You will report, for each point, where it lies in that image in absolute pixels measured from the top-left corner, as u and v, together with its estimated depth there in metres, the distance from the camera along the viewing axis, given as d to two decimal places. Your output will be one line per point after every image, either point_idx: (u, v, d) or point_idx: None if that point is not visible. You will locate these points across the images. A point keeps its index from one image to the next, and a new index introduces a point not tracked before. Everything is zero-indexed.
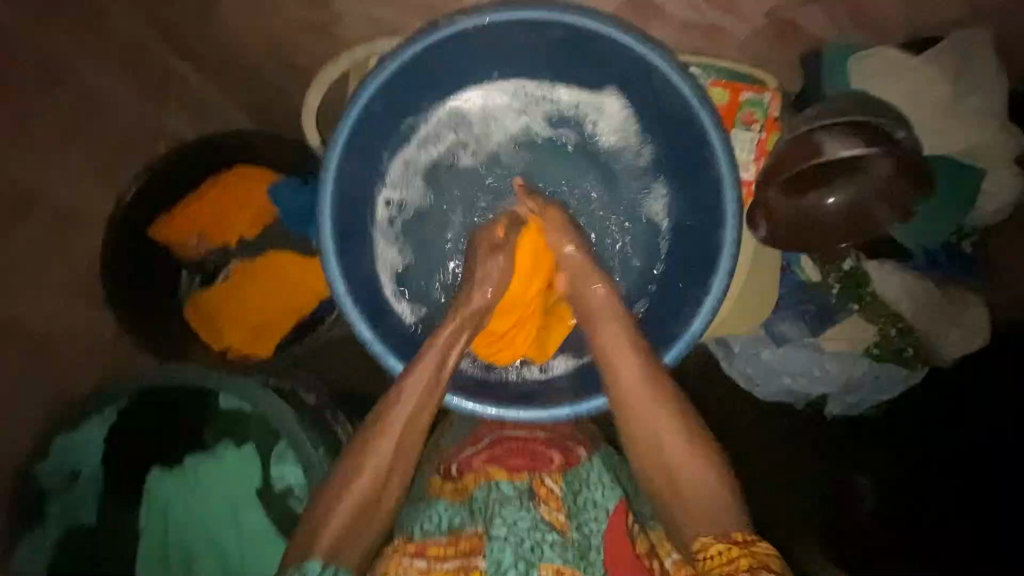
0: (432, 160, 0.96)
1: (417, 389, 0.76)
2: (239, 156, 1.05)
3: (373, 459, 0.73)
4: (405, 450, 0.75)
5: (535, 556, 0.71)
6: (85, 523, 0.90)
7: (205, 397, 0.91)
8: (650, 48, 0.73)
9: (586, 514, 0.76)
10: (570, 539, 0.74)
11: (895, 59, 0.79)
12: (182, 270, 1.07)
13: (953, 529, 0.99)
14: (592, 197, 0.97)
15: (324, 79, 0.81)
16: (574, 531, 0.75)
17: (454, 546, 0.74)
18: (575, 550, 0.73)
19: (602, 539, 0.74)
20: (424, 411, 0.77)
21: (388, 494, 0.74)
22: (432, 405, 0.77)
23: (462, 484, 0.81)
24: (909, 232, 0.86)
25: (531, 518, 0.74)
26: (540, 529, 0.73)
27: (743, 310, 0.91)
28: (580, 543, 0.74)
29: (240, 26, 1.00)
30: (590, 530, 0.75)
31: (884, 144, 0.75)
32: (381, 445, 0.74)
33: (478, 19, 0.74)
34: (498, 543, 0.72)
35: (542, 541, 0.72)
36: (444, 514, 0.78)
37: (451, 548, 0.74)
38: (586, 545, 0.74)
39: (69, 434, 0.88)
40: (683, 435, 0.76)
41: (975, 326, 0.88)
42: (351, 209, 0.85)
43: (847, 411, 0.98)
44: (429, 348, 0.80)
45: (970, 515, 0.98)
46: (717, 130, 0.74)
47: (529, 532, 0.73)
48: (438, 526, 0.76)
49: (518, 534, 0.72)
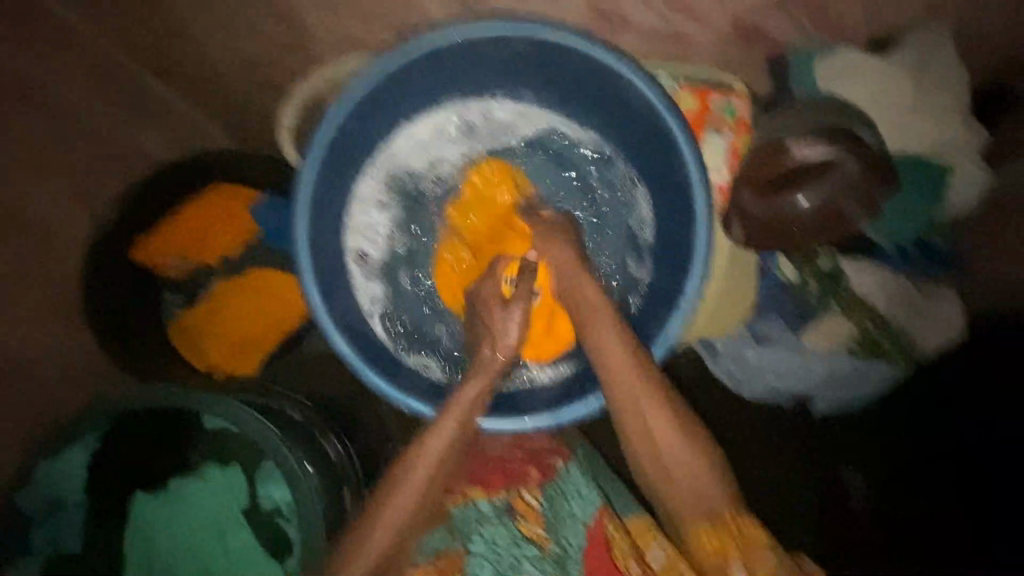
0: (398, 198, 0.96)
1: (451, 428, 0.78)
2: (217, 176, 1.05)
3: (411, 484, 0.74)
4: (439, 482, 0.76)
5: (514, 569, 0.73)
6: (69, 552, 0.86)
7: (190, 418, 0.89)
8: (616, 58, 0.74)
9: (567, 528, 0.76)
10: (549, 553, 0.74)
11: (857, 60, 0.81)
12: (164, 291, 1.04)
13: (942, 518, 0.98)
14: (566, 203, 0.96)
15: (299, 97, 0.87)
16: (555, 543, 0.75)
17: (436, 567, 0.73)
18: (554, 562, 0.73)
19: (582, 555, 0.74)
20: (457, 443, 0.78)
21: (419, 521, 0.74)
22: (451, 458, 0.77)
23: (441, 506, 0.80)
24: (881, 227, 0.89)
25: (509, 534, 0.75)
26: (519, 544, 0.74)
27: (723, 313, 0.94)
28: (561, 554, 0.74)
29: (207, 46, 0.96)
30: (569, 543, 0.75)
31: (847, 145, 0.78)
32: (418, 469, 0.75)
33: (446, 34, 0.75)
34: (477, 558, 0.74)
35: (521, 556, 0.73)
36: (426, 538, 0.75)
37: (434, 571, 0.73)
38: (566, 557, 0.74)
39: (56, 459, 0.87)
40: (667, 414, 0.72)
41: (949, 319, 0.90)
42: (324, 225, 0.85)
43: (832, 407, 0.99)
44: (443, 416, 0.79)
45: (964, 498, 0.96)
46: (687, 134, 0.75)
47: (507, 548, 0.74)
48: (421, 548, 0.75)
49: (497, 553, 0.74)
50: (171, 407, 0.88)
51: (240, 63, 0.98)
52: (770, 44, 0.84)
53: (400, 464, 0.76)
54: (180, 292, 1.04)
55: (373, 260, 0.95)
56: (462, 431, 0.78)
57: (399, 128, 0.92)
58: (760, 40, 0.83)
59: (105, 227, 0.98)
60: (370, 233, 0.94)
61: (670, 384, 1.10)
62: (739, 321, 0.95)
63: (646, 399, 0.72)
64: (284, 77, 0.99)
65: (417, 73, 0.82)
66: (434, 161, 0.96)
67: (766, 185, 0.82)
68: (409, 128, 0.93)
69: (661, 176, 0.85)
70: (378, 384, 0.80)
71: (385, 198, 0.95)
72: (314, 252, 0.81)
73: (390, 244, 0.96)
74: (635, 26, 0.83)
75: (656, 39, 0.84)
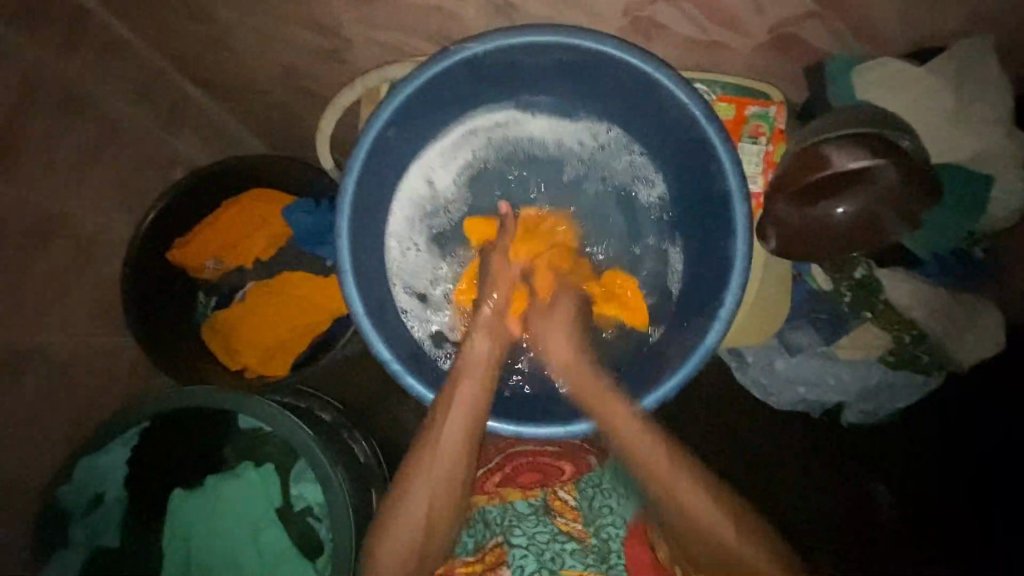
0: (439, 211, 0.98)
1: (412, 521, 0.72)
2: (251, 180, 1.07)
3: (410, 513, 0.72)
4: (427, 548, 0.72)
5: (556, 564, 0.74)
6: (109, 545, 0.89)
7: (225, 418, 0.91)
8: (657, 69, 0.74)
9: (604, 521, 0.76)
10: (589, 546, 0.75)
11: (897, 69, 0.79)
12: (197, 293, 1.10)
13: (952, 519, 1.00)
14: (600, 195, 0.99)
15: (341, 103, 0.82)
16: (594, 536, 0.76)
17: (481, 561, 0.76)
18: (596, 555, 0.74)
19: (621, 545, 0.74)
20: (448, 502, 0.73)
21: None
22: (427, 548, 0.72)
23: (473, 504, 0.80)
24: (919, 240, 0.87)
25: (550, 529, 0.76)
26: (559, 539, 0.75)
27: (758, 322, 0.93)
28: (601, 547, 0.75)
29: (242, 53, 0.98)
30: (608, 535, 0.75)
31: (888, 153, 0.76)
32: (396, 527, 0.72)
33: (488, 44, 0.76)
34: (520, 551, 0.74)
35: (562, 551, 0.75)
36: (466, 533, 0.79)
37: (478, 563, 0.76)
38: (607, 550, 0.74)
39: (95, 455, 0.88)
40: (641, 437, 0.72)
41: (989, 332, 0.88)
42: (364, 230, 0.85)
43: (866, 417, 0.98)
44: (398, 497, 0.73)
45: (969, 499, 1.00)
46: (727, 146, 0.75)
47: (548, 544, 0.75)
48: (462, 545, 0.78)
49: (540, 547, 0.74)
50: (209, 408, 0.90)
51: (274, 69, 1.00)
52: (805, 53, 0.83)
53: (372, 544, 0.73)
54: (212, 294, 1.10)
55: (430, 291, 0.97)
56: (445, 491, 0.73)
57: (424, 151, 0.94)
58: (796, 49, 0.83)
59: (142, 232, 0.99)
60: (412, 230, 0.97)
61: (694, 387, 1.10)
62: (769, 333, 0.94)
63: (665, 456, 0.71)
64: (316, 83, 1.00)
65: (458, 80, 0.82)
66: (466, 177, 0.98)
67: (804, 193, 0.81)
68: (445, 136, 0.94)
69: (699, 189, 0.85)
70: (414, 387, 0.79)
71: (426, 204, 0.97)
72: (356, 260, 0.82)
73: (445, 266, 0.98)
74: (671, 35, 0.82)
75: (691, 47, 0.84)
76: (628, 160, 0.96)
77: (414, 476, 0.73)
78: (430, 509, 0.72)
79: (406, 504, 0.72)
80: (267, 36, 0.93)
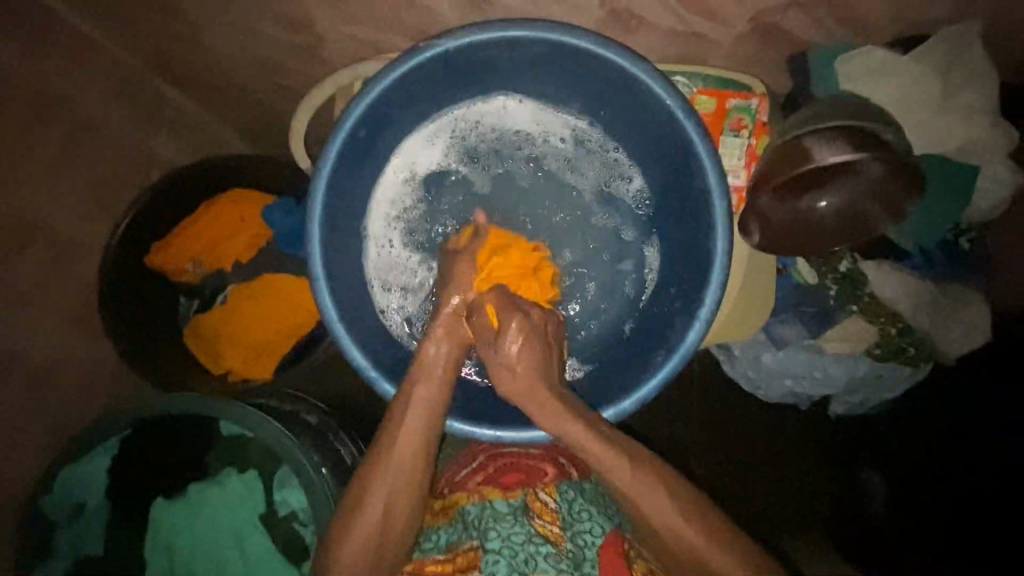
0: (418, 210, 0.96)
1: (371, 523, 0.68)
2: (229, 179, 1.05)
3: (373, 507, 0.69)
4: (388, 550, 0.69)
5: (528, 567, 0.69)
6: (92, 554, 0.88)
7: (203, 423, 0.90)
8: (633, 62, 0.73)
9: (582, 525, 0.74)
10: (564, 552, 0.70)
11: (882, 59, 0.77)
12: (178, 295, 1.07)
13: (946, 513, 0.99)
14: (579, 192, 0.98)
15: (311, 103, 0.79)
16: (569, 542, 0.72)
17: (452, 562, 0.73)
18: (569, 562, 0.69)
19: (597, 552, 0.71)
20: (405, 507, 0.70)
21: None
22: (381, 556, 0.69)
23: (453, 502, 0.80)
24: (904, 232, 0.86)
25: (525, 530, 0.72)
26: (534, 541, 0.71)
27: (742, 316, 0.91)
28: (575, 554, 0.71)
29: (214, 51, 0.95)
30: (584, 542, 0.72)
31: (873, 147, 0.73)
32: (356, 533, 0.68)
33: (462, 39, 0.74)
34: (492, 555, 0.70)
35: (535, 554, 0.70)
36: (441, 534, 0.77)
37: (450, 564, 0.73)
38: (581, 557, 0.70)
39: (79, 463, 0.88)
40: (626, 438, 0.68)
41: (974, 324, 0.87)
42: (338, 233, 0.84)
43: (850, 410, 0.99)
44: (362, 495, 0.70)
45: None
46: (706, 142, 0.74)
47: (522, 546, 0.70)
48: (434, 546, 0.76)
49: (513, 548, 0.70)
50: (188, 414, 0.89)
51: (247, 65, 0.97)
52: (789, 43, 0.81)
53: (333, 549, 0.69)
54: (194, 296, 1.07)
55: (410, 295, 0.96)
56: (409, 493, 0.70)
57: (401, 153, 0.93)
58: (780, 39, 0.81)
59: (116, 234, 0.97)
60: (391, 230, 0.95)
61: (683, 381, 1.09)
62: (763, 319, 0.92)
63: (622, 442, 0.69)
64: (292, 81, 0.97)
65: (430, 77, 0.80)
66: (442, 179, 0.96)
67: (788, 189, 0.79)
68: (421, 133, 0.92)
69: (678, 185, 0.84)
70: (393, 396, 0.79)
71: (404, 203, 0.95)
72: (330, 264, 0.81)
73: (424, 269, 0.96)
74: (651, 26, 0.80)
75: (672, 38, 0.81)
76: (608, 155, 0.94)
77: (379, 472, 0.70)
78: (390, 511, 0.69)
79: (370, 504, 0.69)
80: (237, 32, 0.91)
